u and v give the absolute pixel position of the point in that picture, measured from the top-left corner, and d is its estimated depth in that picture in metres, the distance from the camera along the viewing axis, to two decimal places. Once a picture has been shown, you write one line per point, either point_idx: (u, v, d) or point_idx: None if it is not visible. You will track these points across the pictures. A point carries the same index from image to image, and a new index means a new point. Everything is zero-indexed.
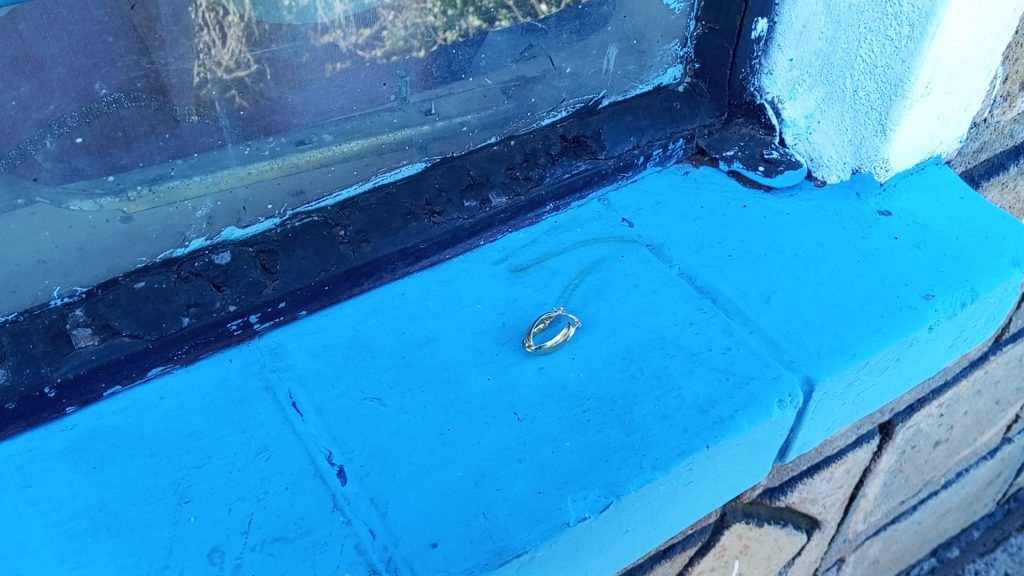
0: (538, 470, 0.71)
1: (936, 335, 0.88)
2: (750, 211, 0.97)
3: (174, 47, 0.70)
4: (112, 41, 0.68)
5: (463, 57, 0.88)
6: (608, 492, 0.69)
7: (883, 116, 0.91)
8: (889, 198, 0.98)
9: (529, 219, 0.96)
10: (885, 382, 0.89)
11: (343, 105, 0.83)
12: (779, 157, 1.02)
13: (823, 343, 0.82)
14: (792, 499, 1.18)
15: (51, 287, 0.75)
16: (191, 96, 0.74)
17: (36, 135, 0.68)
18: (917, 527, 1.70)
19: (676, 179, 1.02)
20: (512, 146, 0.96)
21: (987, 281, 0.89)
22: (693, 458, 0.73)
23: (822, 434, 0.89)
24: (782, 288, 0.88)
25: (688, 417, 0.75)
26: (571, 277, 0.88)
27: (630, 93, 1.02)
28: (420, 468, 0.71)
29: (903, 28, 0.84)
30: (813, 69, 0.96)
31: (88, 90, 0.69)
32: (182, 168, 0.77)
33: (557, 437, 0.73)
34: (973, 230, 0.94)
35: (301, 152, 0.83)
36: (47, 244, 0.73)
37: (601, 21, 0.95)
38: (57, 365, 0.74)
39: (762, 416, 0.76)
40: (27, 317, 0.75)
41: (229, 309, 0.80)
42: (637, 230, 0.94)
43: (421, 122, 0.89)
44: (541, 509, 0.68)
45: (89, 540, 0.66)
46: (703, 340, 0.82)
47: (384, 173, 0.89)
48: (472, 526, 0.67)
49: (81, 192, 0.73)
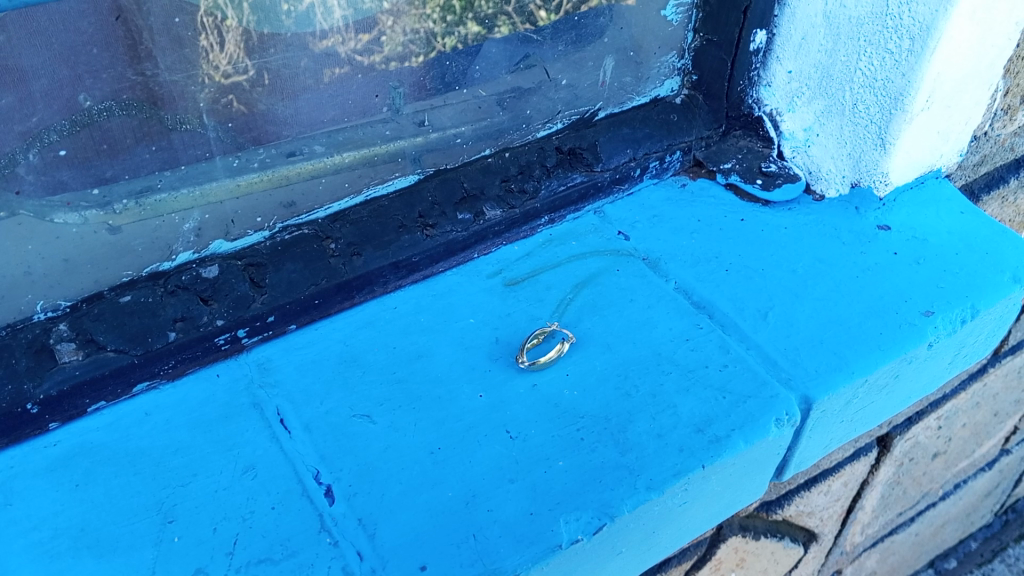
0: (530, 490, 0.69)
1: (935, 352, 0.87)
2: (748, 224, 0.96)
3: (163, 57, 0.69)
4: (98, 52, 0.66)
5: (458, 67, 0.87)
6: (601, 514, 0.68)
7: (883, 130, 0.90)
8: (888, 212, 0.96)
9: (524, 231, 0.95)
10: (883, 400, 0.87)
11: (335, 115, 0.82)
12: (777, 170, 1.01)
13: (821, 362, 0.81)
14: (789, 512, 1.16)
15: (34, 301, 0.74)
16: (181, 106, 0.73)
17: (19, 146, 0.67)
18: (914, 539, 1.69)
19: (673, 191, 1.01)
20: (506, 158, 0.95)
21: (987, 297, 0.88)
22: (689, 478, 0.72)
23: (820, 452, 0.88)
24: (780, 303, 0.86)
25: (683, 436, 0.74)
26: (565, 291, 0.87)
27: (627, 104, 1.01)
28: (409, 487, 0.69)
29: (904, 42, 0.83)
30: (811, 81, 0.95)
31: (73, 101, 0.67)
32: (170, 180, 0.76)
33: (550, 456, 0.72)
34: (973, 244, 0.93)
35: (291, 164, 0.82)
36: (32, 256, 0.72)
37: (599, 32, 0.94)
38: (39, 380, 0.73)
39: (759, 436, 0.75)
40: (10, 331, 0.74)
41: (217, 323, 0.79)
42: (634, 243, 0.93)
43: (415, 133, 0.88)
44: (533, 531, 0.67)
45: (70, 560, 0.64)
46: (699, 357, 0.81)
47: (377, 185, 0.88)
48: (461, 548, 0.65)
49: (66, 205, 0.72)
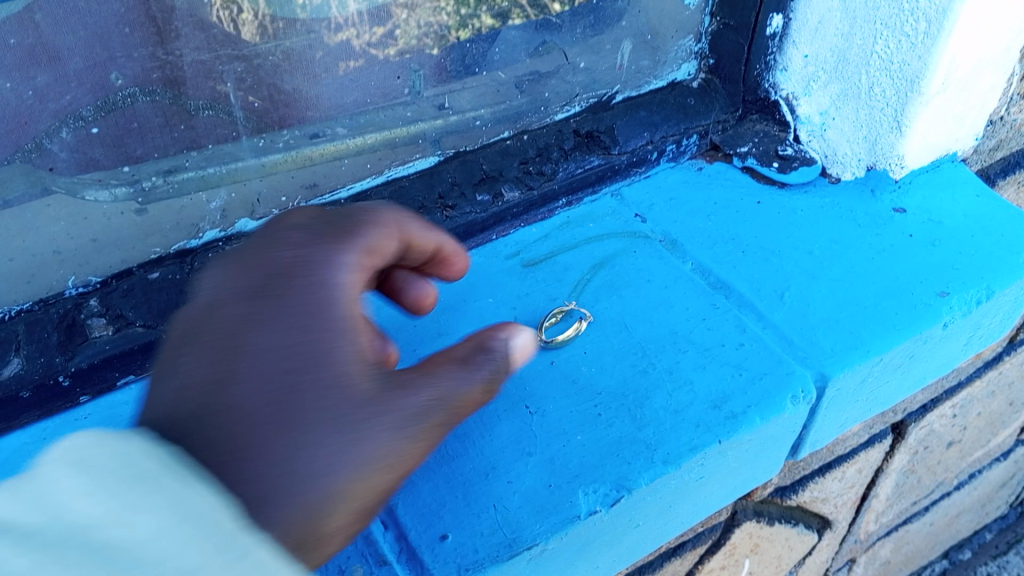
0: (549, 463, 0.71)
1: (950, 333, 0.87)
2: (764, 207, 0.97)
3: (189, 39, 0.71)
4: (128, 33, 0.68)
5: (478, 51, 0.88)
6: (618, 487, 0.69)
7: (899, 112, 0.90)
8: (903, 195, 0.97)
9: (542, 214, 0.96)
10: (898, 379, 0.88)
11: (357, 98, 0.83)
12: (794, 153, 1.02)
13: (837, 340, 0.81)
14: (803, 498, 1.17)
15: (66, 277, 0.76)
16: (206, 89, 0.74)
17: (52, 125, 0.69)
18: (929, 528, 1.69)
19: (690, 175, 1.02)
20: (525, 140, 0.96)
21: (1003, 278, 0.88)
22: (705, 453, 0.73)
23: (834, 431, 0.89)
24: (796, 284, 0.87)
25: (699, 412, 0.75)
26: (583, 271, 0.88)
27: (644, 88, 1.02)
28: (430, 460, 0.71)
29: (920, 24, 0.84)
30: (828, 65, 0.96)
31: (105, 81, 0.69)
32: (196, 160, 0.77)
33: (568, 430, 0.73)
34: (990, 226, 0.94)
35: (315, 146, 0.83)
36: (61, 235, 0.73)
37: (615, 16, 0.95)
38: (71, 354, 0.75)
39: (775, 411, 0.76)
40: (42, 306, 0.76)
41: None
42: (651, 225, 0.94)
43: (435, 116, 0.89)
44: (552, 502, 0.68)
45: None
46: (716, 335, 0.82)
47: (397, 166, 0.89)
48: (482, 517, 0.67)
49: (97, 182, 0.73)
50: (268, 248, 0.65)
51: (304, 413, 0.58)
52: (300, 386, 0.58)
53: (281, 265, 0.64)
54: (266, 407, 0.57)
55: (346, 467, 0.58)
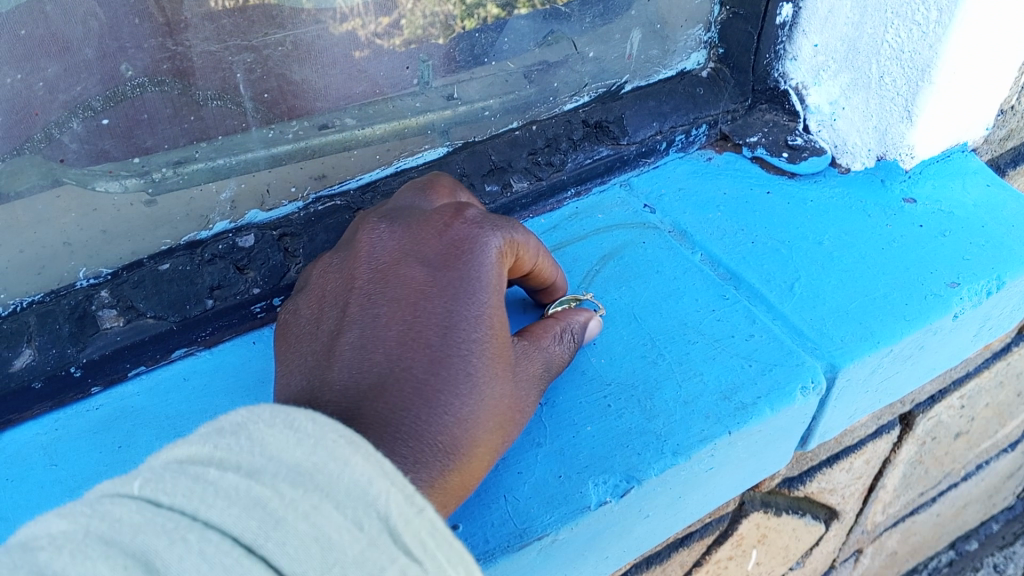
0: (558, 454, 0.71)
1: (960, 324, 0.87)
2: (773, 198, 0.97)
3: (199, 29, 0.70)
4: (137, 24, 0.68)
5: (486, 41, 0.87)
6: (628, 477, 0.69)
7: (909, 102, 0.90)
8: (913, 185, 0.97)
9: (550, 204, 0.96)
10: (908, 370, 0.88)
11: (365, 89, 0.83)
12: (803, 143, 1.02)
13: (847, 331, 0.81)
14: (811, 489, 1.17)
15: (76, 268, 0.77)
16: (215, 80, 0.74)
17: (61, 116, 0.68)
18: (936, 519, 1.69)
19: (698, 165, 1.02)
20: (534, 130, 0.96)
21: (1015, 268, 0.88)
22: (716, 444, 0.72)
23: (844, 422, 0.89)
24: (805, 275, 0.87)
25: (710, 403, 0.75)
26: (592, 263, 0.88)
27: (653, 77, 1.02)
28: None
29: (931, 13, 0.83)
30: (838, 54, 0.95)
31: (114, 72, 0.69)
32: (205, 151, 0.77)
33: (578, 421, 0.73)
34: (1000, 217, 0.93)
35: (324, 136, 0.83)
36: (72, 226, 0.74)
37: (625, 6, 0.94)
38: (83, 345, 0.75)
39: (785, 402, 0.76)
40: (53, 298, 0.76)
41: (252, 291, 0.82)
42: (659, 216, 0.94)
43: (443, 106, 0.89)
44: (562, 492, 0.68)
45: None
46: (725, 327, 0.82)
47: (406, 157, 0.90)
48: (492, 508, 0.67)
49: (107, 173, 0.73)
50: (442, 222, 0.68)
51: (468, 376, 0.59)
52: (443, 346, 0.59)
53: (450, 244, 0.66)
54: (429, 370, 0.58)
55: (487, 426, 0.59)
